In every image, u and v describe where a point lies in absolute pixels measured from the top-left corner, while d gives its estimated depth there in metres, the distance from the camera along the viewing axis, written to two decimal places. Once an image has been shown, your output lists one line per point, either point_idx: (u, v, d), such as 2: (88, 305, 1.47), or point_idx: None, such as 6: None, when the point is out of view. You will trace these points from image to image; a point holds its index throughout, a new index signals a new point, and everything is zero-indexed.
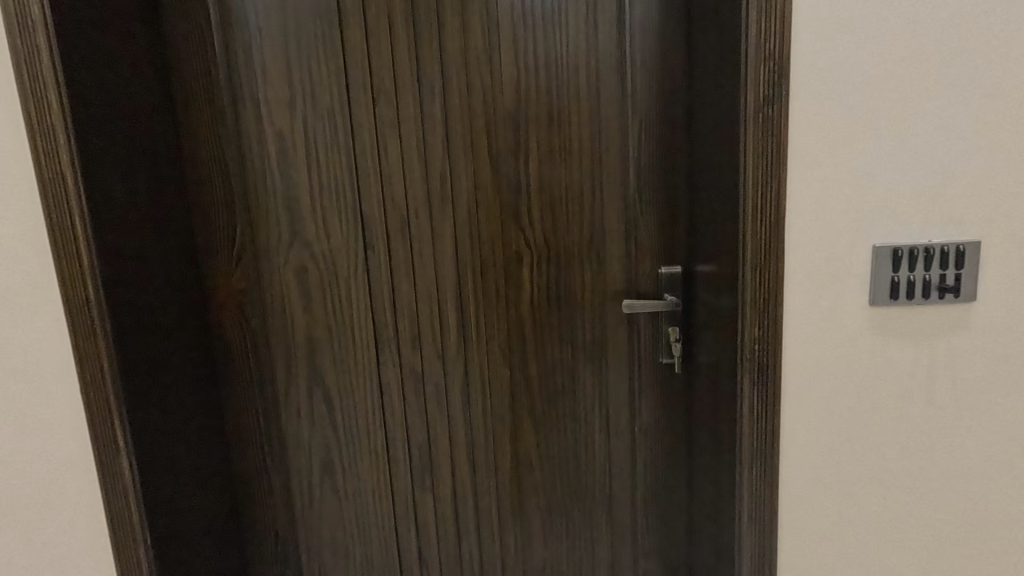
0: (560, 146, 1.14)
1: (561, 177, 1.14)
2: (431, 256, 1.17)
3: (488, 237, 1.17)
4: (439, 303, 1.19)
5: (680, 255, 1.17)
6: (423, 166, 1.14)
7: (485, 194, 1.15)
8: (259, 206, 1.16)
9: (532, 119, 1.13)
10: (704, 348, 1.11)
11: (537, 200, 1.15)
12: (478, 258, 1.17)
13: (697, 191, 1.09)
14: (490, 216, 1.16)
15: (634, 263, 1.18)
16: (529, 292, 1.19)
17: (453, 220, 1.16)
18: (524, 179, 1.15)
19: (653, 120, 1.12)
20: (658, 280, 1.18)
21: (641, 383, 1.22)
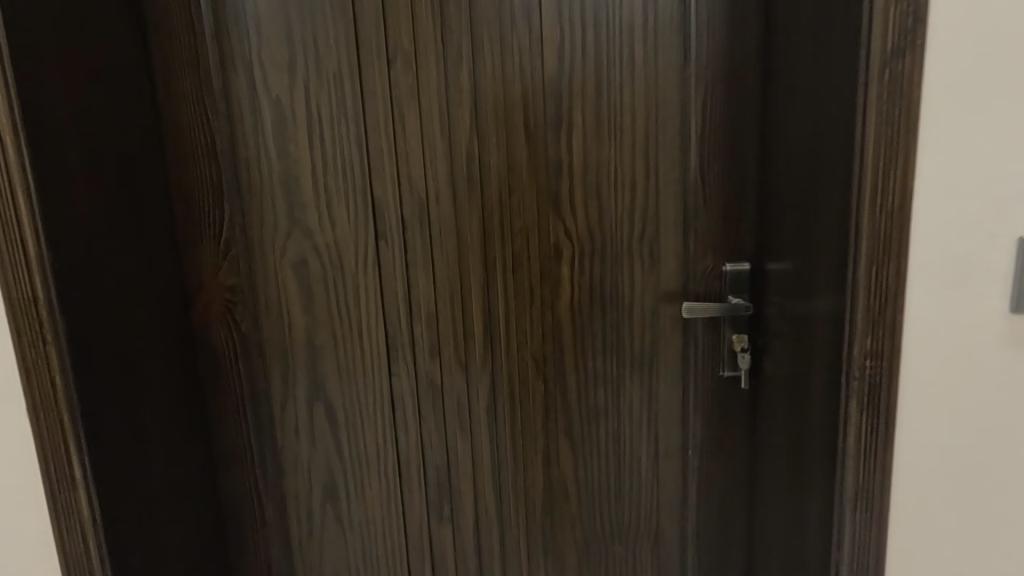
0: (609, 120, 0.96)
1: (609, 157, 0.97)
2: (453, 249, 1.00)
3: (521, 226, 0.99)
4: (462, 303, 1.01)
5: (748, 250, 1.00)
6: (446, 142, 0.97)
7: (518, 176, 0.98)
8: (252, 188, 0.98)
9: (576, 88, 0.95)
10: (779, 359, 0.94)
11: (580, 184, 0.98)
12: (509, 252, 1.00)
13: (774, 173, 0.92)
14: (525, 201, 0.98)
15: (693, 258, 1.00)
16: (568, 292, 1.01)
17: (480, 207, 0.98)
18: (564, 158, 0.97)
19: (720, 90, 0.95)
20: (722, 279, 1.01)
21: (697, 398, 1.04)
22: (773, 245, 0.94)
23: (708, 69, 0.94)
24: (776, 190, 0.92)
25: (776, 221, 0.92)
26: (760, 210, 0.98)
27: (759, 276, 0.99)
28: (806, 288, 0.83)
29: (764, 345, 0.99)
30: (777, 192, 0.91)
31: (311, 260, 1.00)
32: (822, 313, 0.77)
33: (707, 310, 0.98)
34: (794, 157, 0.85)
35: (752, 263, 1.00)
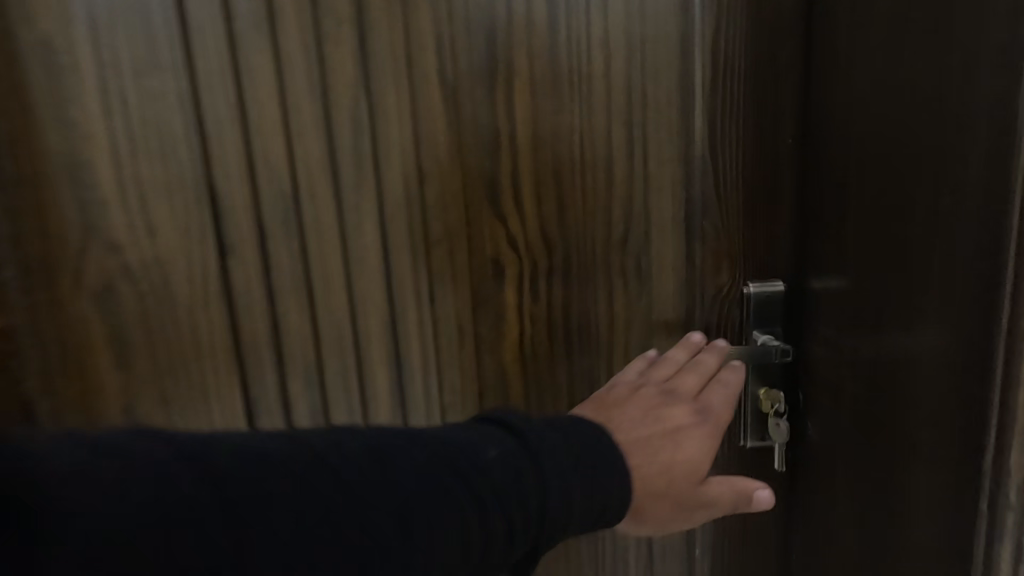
0: (571, 67, 0.63)
1: (573, 126, 0.64)
2: (342, 268, 0.67)
3: (445, 233, 0.66)
4: (359, 348, 0.68)
5: (781, 262, 0.67)
6: (323, 105, 0.63)
7: (438, 157, 0.64)
8: (18, 178, 0.63)
9: (519, 20, 0.62)
10: (840, 433, 0.62)
11: (530, 169, 0.65)
12: (430, 271, 0.67)
13: (830, 149, 0.60)
14: (450, 195, 0.65)
15: (699, 275, 0.68)
16: (517, 329, 0.69)
17: (380, 206, 0.65)
18: (504, 128, 0.64)
19: (737, 21, 0.63)
20: (743, 305, 0.68)
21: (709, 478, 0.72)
22: (827, 259, 0.62)
23: None
24: (836, 175, 0.59)
25: (836, 223, 0.60)
26: (802, 205, 0.65)
27: (803, 304, 0.66)
28: (901, 322, 0.52)
29: (811, 408, 0.66)
30: (837, 179, 0.59)
31: (123, 290, 0.65)
32: (940, 346, 0.48)
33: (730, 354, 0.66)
34: (881, 121, 0.53)
35: (790, 284, 0.67)
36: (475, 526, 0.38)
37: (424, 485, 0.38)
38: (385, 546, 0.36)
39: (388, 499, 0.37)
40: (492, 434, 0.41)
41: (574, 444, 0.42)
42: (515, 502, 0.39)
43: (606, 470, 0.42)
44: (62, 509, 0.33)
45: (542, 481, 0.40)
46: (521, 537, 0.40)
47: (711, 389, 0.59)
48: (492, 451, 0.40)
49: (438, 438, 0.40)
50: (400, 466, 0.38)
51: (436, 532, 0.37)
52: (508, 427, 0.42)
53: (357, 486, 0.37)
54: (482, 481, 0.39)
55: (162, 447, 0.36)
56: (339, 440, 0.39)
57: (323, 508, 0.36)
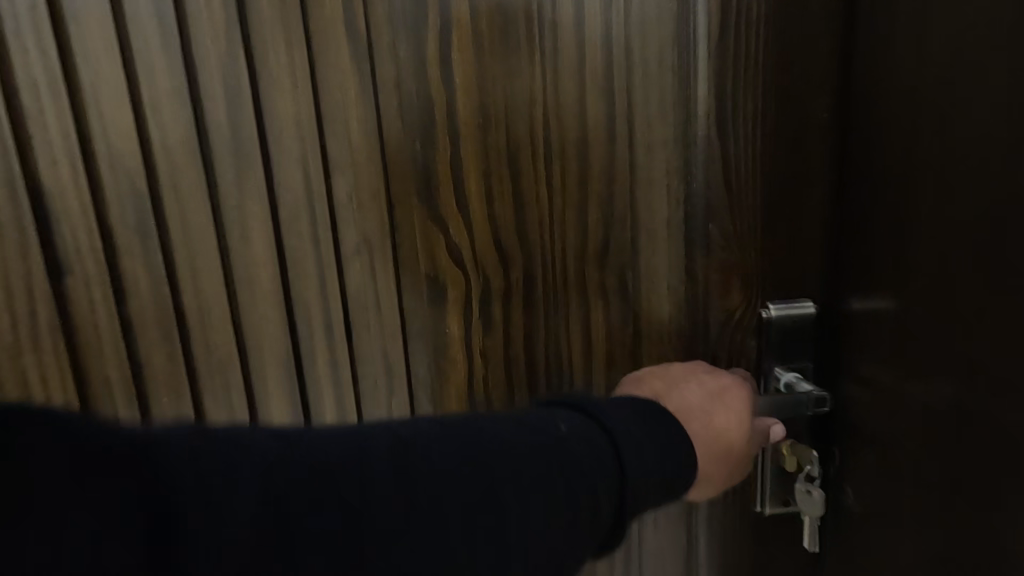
0: (528, 18, 0.47)
1: (533, 99, 0.48)
2: (226, 292, 0.49)
3: (364, 246, 0.49)
4: (254, 397, 0.51)
5: (809, 278, 0.51)
6: (190, 70, 0.46)
7: (350, 141, 0.47)
8: None
9: None
10: (871, 498, 0.48)
11: (477, 159, 0.48)
12: (347, 297, 0.50)
13: (895, 131, 0.43)
14: (369, 193, 0.48)
15: (704, 294, 0.52)
16: (464, 370, 0.52)
17: (276, 209, 0.48)
18: (440, 101, 0.47)
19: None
20: (763, 333, 0.52)
21: (715, 551, 0.56)
22: (882, 279, 0.46)
23: None
24: (904, 166, 0.43)
25: (903, 232, 0.43)
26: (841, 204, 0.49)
27: (835, 334, 0.50)
28: None
29: (833, 462, 0.52)
30: (906, 174, 0.43)
31: None
32: None
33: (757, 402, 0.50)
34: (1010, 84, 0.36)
35: (819, 305, 0.51)
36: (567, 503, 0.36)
37: (503, 470, 0.36)
38: (477, 531, 0.34)
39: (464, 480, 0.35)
40: (559, 412, 0.40)
41: (649, 422, 0.40)
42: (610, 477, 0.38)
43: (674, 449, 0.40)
44: (82, 525, 0.28)
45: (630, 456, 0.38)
46: (609, 513, 0.38)
47: (738, 389, 0.48)
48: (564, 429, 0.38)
49: (506, 424, 0.38)
50: (477, 448, 0.36)
51: (522, 517, 0.35)
52: (583, 411, 0.40)
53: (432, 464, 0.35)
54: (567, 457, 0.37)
55: (211, 429, 0.33)
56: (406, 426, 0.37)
57: (396, 490, 0.34)
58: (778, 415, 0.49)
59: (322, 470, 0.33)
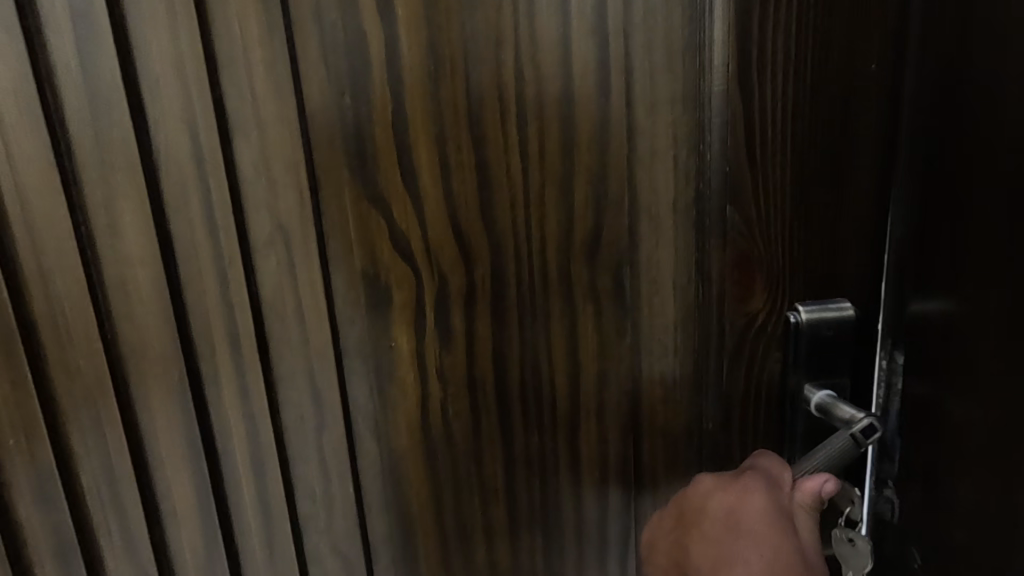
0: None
1: (501, 41, 0.36)
2: (93, 300, 0.37)
3: (278, 237, 0.37)
4: (139, 436, 0.39)
5: (846, 274, 0.42)
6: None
7: (255, 95, 0.35)
8: None
9: None
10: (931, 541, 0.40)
11: (430, 122, 0.36)
12: (261, 306, 0.38)
13: (1002, 79, 0.32)
14: (283, 166, 0.36)
15: (719, 296, 0.42)
16: (417, 397, 0.41)
17: (155, 191, 0.36)
18: (377, 40, 0.35)
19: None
20: (792, 341, 0.42)
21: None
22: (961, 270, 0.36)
23: None
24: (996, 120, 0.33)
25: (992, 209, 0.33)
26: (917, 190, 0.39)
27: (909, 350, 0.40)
28: None
29: (901, 500, 0.42)
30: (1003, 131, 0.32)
31: None
32: None
33: (811, 461, 0.39)
34: None
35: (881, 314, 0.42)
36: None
37: None
38: None
39: None
40: None
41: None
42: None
43: None
44: None
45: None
46: None
47: (764, 538, 0.37)
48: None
49: None
50: None
51: None
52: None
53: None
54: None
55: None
56: None
57: None
58: (833, 472, 0.39)
59: None
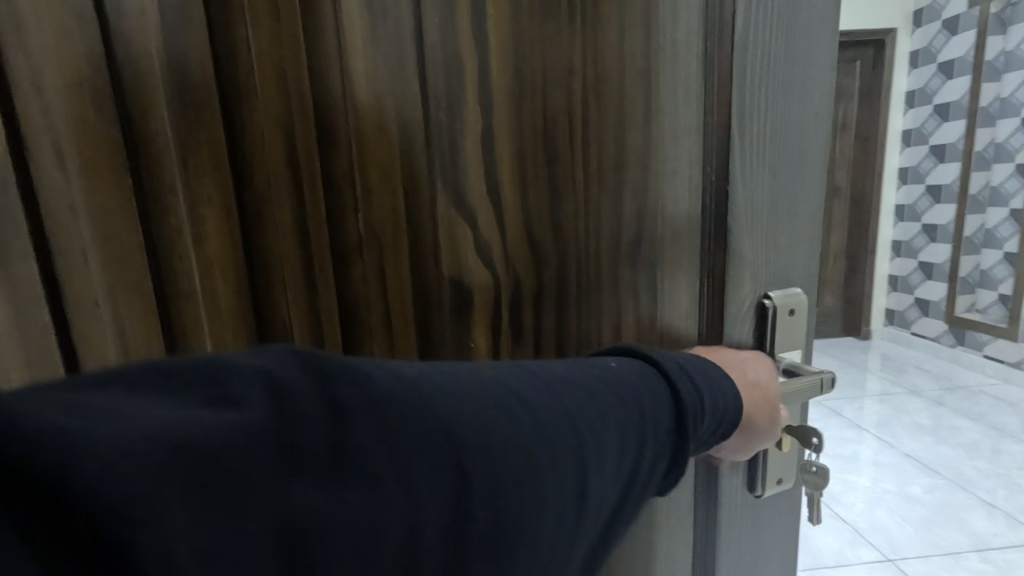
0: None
1: (575, 46, 0.40)
2: (146, 259, 0.35)
3: (371, 243, 0.39)
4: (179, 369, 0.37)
5: (801, 263, 0.48)
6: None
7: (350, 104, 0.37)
8: None
9: None
10: None
11: (515, 132, 0.40)
12: (348, 300, 0.40)
13: None
14: (378, 176, 0.39)
15: (722, 287, 0.46)
16: None
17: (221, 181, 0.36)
18: (471, 59, 0.38)
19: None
20: (766, 325, 0.47)
21: (748, 569, 0.52)
22: None
23: None
24: None
25: None
26: None
27: None
28: None
29: None
30: None
31: None
32: None
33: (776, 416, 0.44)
34: None
35: None
36: (623, 471, 0.33)
37: (589, 401, 0.32)
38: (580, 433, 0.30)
39: (562, 398, 0.31)
40: (589, 363, 0.35)
41: (692, 361, 0.38)
42: (669, 427, 0.35)
43: (704, 381, 0.37)
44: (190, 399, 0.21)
45: (690, 406, 0.35)
46: (668, 440, 0.35)
47: (744, 381, 0.42)
48: (615, 365, 0.36)
49: (541, 366, 0.33)
50: (581, 397, 0.32)
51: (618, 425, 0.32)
52: (645, 365, 0.36)
53: (510, 398, 0.29)
54: (641, 408, 0.33)
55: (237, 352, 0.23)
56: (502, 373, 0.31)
57: (509, 410, 0.28)
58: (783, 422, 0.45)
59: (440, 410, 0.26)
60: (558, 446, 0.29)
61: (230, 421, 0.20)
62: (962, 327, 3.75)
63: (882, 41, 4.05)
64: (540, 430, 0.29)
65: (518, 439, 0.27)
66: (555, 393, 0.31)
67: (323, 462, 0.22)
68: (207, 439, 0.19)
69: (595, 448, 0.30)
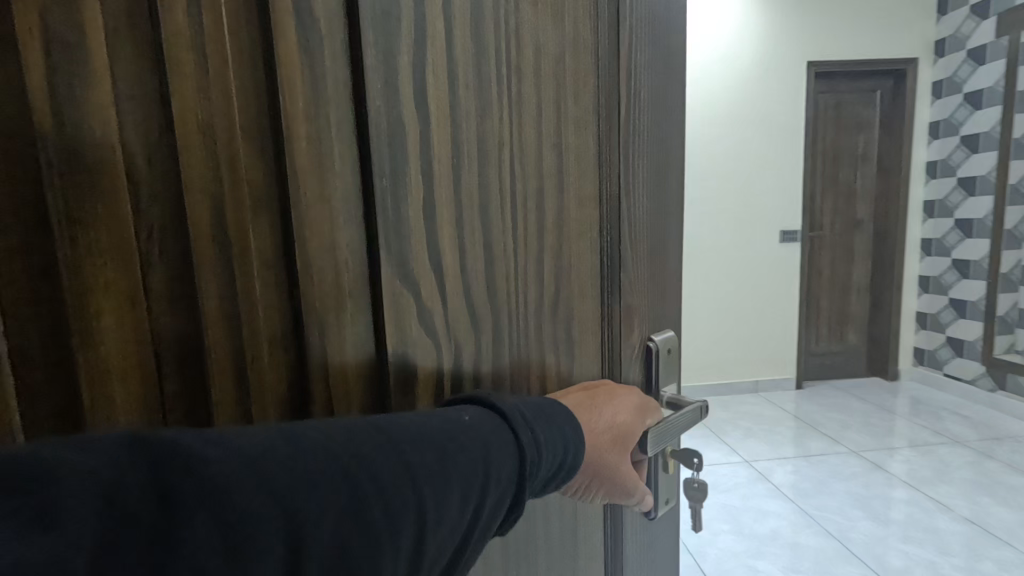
0: (499, 40, 0.47)
1: (504, 141, 0.48)
2: (11, 366, 0.35)
3: (313, 309, 0.42)
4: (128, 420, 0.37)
5: (671, 311, 0.64)
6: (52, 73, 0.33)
7: (295, 167, 0.40)
8: None
9: (422, 33, 0.44)
10: None
11: (451, 213, 0.48)
12: (277, 369, 0.41)
13: None
14: (319, 250, 0.42)
15: (617, 331, 0.58)
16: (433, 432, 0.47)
17: (141, 238, 0.37)
18: (415, 162, 0.46)
19: (647, 35, 0.57)
20: (652, 361, 0.60)
21: (656, 549, 0.63)
22: None
23: (629, 36, 0.54)
24: None
25: None
26: None
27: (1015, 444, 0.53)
28: None
29: None
30: None
31: None
32: None
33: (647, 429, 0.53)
34: None
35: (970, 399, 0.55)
36: (466, 516, 0.42)
37: (429, 453, 0.41)
38: (384, 485, 0.38)
39: (406, 452, 0.40)
40: (446, 414, 0.45)
41: (543, 411, 0.49)
42: (512, 467, 0.45)
43: (553, 421, 0.49)
44: (77, 495, 0.29)
45: (532, 449, 0.46)
46: (510, 475, 0.45)
47: (611, 415, 0.50)
48: (468, 416, 0.45)
49: (397, 421, 0.42)
50: (432, 443, 0.42)
51: (458, 473, 0.42)
52: (496, 411, 0.47)
53: (364, 456, 0.38)
54: (484, 452, 0.43)
55: (148, 432, 0.33)
56: (353, 426, 0.40)
57: (346, 462, 0.37)
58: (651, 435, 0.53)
59: (298, 461, 0.36)
60: (393, 500, 0.38)
61: (61, 533, 0.27)
62: (997, 365, 3.65)
63: (901, 73, 4.05)
64: (381, 485, 0.38)
65: (357, 495, 0.36)
66: (402, 443, 0.40)
67: (189, 525, 0.31)
68: (77, 517, 0.28)
69: (434, 500, 0.40)
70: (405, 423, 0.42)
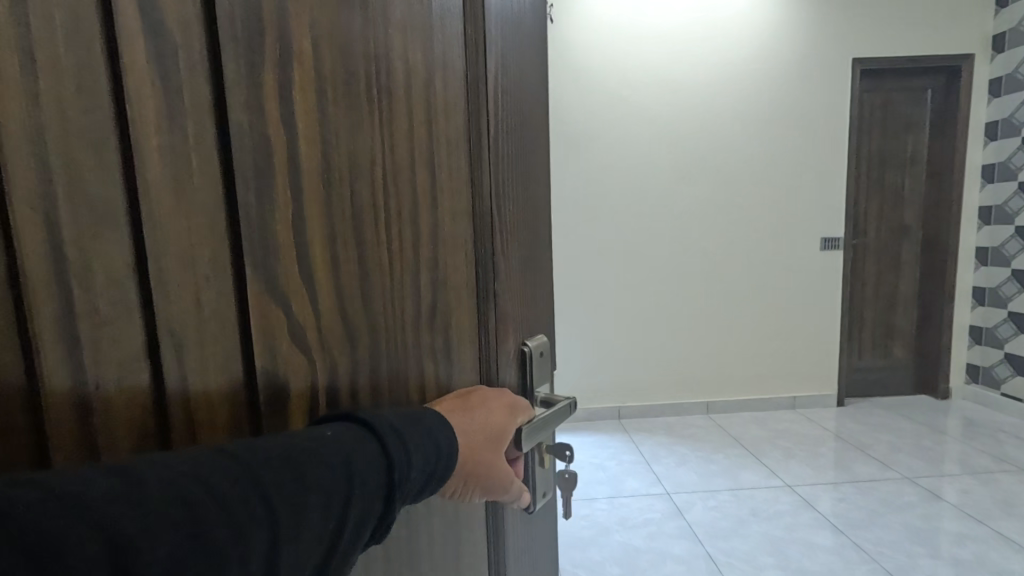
0: (368, 63, 0.50)
1: (376, 164, 0.51)
2: None
3: (174, 326, 0.41)
4: None
5: (537, 319, 0.73)
6: None
7: (155, 188, 0.39)
8: None
9: (288, 57, 0.45)
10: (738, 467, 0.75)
11: (322, 232, 0.48)
12: (128, 389, 0.39)
13: None
14: (184, 270, 0.41)
15: (491, 338, 0.64)
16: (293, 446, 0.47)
17: None
18: (284, 183, 0.46)
19: (512, 76, 0.65)
20: (526, 364, 0.69)
21: (533, 533, 0.69)
22: None
23: (497, 80, 0.62)
24: None
25: None
26: None
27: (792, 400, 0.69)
28: None
29: None
30: None
31: None
32: None
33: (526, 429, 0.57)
34: None
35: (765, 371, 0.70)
36: (327, 536, 0.41)
37: (292, 472, 0.40)
38: (238, 508, 0.36)
39: (265, 472, 0.39)
40: (312, 433, 0.44)
41: (415, 422, 0.49)
42: (381, 479, 0.45)
43: (427, 436, 0.49)
44: None
45: (402, 463, 0.46)
46: (378, 488, 0.45)
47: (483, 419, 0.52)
48: (332, 433, 0.44)
49: (254, 441, 0.41)
50: (295, 461, 0.40)
51: (323, 491, 0.41)
52: (365, 425, 0.47)
53: (212, 480, 0.36)
54: (349, 467, 0.43)
55: None
56: (201, 450, 0.38)
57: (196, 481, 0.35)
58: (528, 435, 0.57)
59: (139, 483, 0.33)
60: (246, 524, 0.36)
61: None
62: None
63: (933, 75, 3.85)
64: (232, 509, 0.36)
65: (203, 518, 0.34)
66: (262, 461, 0.39)
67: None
68: None
69: (292, 520, 0.39)
70: (264, 443, 0.41)
